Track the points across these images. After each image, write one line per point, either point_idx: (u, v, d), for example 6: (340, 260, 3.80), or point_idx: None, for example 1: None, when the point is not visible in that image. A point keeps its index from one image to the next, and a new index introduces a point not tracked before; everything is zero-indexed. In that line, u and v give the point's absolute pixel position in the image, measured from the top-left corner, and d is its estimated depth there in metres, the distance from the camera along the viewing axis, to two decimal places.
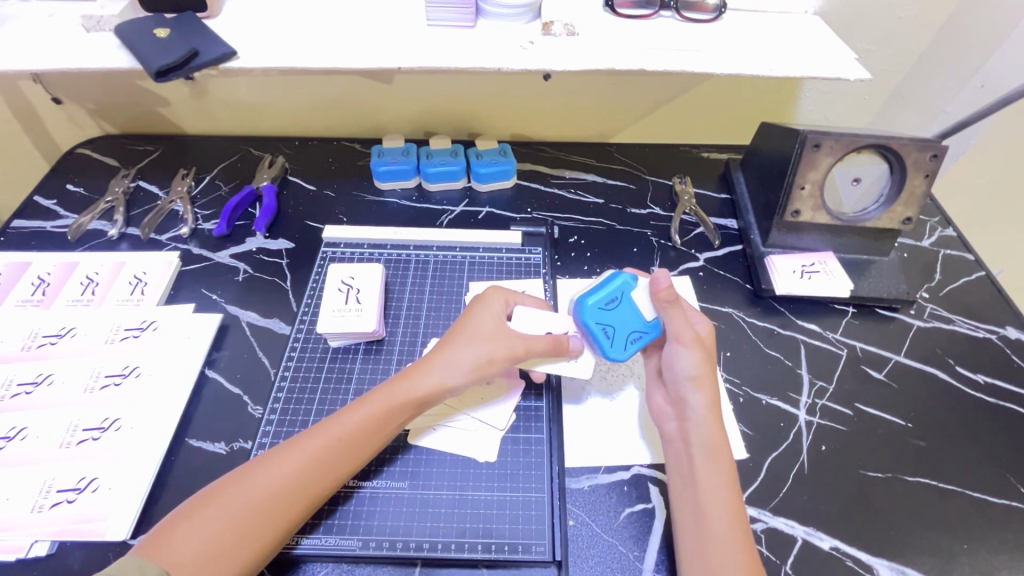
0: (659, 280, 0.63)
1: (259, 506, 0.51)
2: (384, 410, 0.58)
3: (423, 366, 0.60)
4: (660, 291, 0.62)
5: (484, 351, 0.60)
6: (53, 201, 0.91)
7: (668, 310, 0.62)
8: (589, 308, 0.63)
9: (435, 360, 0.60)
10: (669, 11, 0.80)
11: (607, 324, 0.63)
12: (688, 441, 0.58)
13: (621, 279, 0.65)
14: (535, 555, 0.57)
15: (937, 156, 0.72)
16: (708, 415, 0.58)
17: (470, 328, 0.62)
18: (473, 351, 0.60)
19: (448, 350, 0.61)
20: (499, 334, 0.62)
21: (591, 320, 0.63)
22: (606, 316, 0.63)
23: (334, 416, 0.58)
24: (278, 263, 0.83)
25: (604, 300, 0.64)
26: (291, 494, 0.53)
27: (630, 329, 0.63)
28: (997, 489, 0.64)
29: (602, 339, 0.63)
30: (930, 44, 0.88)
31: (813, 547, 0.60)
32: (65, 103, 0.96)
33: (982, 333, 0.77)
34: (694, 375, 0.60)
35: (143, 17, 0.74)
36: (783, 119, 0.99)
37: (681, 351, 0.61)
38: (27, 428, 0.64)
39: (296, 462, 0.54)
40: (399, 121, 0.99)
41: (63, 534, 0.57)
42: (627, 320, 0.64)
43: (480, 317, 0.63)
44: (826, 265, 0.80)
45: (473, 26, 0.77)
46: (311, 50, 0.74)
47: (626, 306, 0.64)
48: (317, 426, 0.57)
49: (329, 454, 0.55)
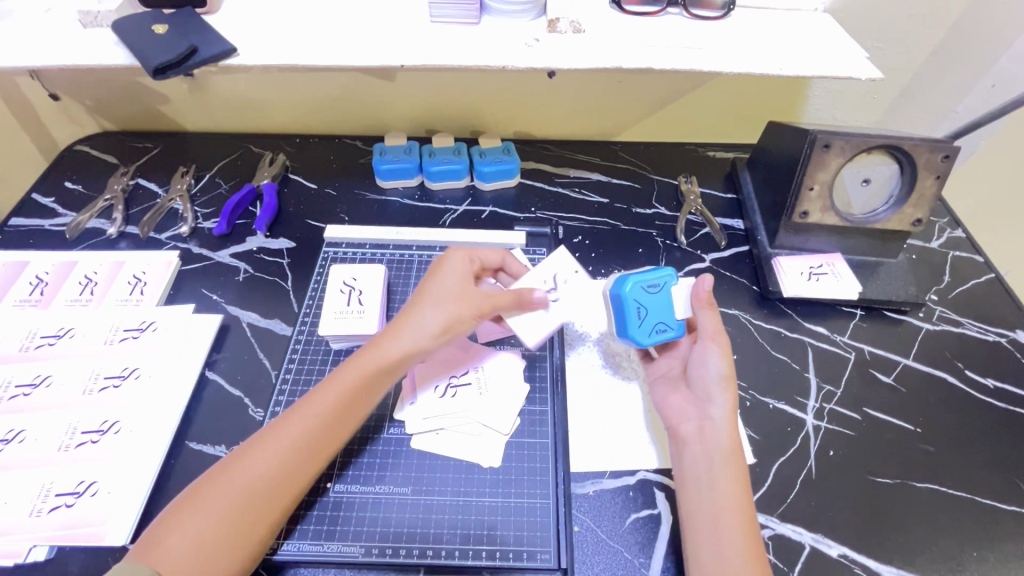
0: (703, 282, 0.63)
1: (255, 488, 0.51)
2: (356, 380, 0.58)
3: (390, 333, 0.61)
4: (700, 294, 0.63)
5: (449, 311, 0.62)
6: (51, 198, 0.90)
7: (704, 310, 0.63)
8: (630, 285, 0.63)
9: (398, 327, 0.62)
10: (676, 8, 0.78)
11: (642, 306, 0.64)
12: (704, 445, 0.57)
13: (667, 270, 0.65)
14: (540, 562, 0.57)
15: (949, 157, 0.71)
16: (730, 418, 0.58)
17: (430, 294, 0.63)
18: (435, 314, 0.62)
19: (410, 316, 0.62)
20: (461, 296, 0.63)
21: (629, 298, 0.63)
22: (644, 299, 0.64)
23: (316, 389, 0.58)
24: (279, 263, 0.82)
25: (646, 284, 0.64)
26: (283, 473, 0.53)
27: (659, 320, 0.64)
28: (1007, 496, 0.63)
29: (633, 319, 0.63)
30: (942, 43, 0.86)
31: (820, 554, 0.59)
32: (63, 99, 0.95)
33: (992, 337, 0.76)
34: (724, 377, 0.60)
35: (141, 13, 0.72)
36: (790, 117, 0.98)
37: (711, 351, 0.61)
38: (26, 430, 0.63)
39: (288, 439, 0.54)
40: (401, 119, 0.98)
41: (61, 539, 0.57)
42: (660, 311, 0.64)
43: (440, 284, 0.64)
44: (834, 267, 0.79)
45: (477, 23, 0.75)
46: (312, 47, 0.72)
47: (665, 297, 0.64)
48: (302, 402, 0.57)
49: (315, 430, 0.55)
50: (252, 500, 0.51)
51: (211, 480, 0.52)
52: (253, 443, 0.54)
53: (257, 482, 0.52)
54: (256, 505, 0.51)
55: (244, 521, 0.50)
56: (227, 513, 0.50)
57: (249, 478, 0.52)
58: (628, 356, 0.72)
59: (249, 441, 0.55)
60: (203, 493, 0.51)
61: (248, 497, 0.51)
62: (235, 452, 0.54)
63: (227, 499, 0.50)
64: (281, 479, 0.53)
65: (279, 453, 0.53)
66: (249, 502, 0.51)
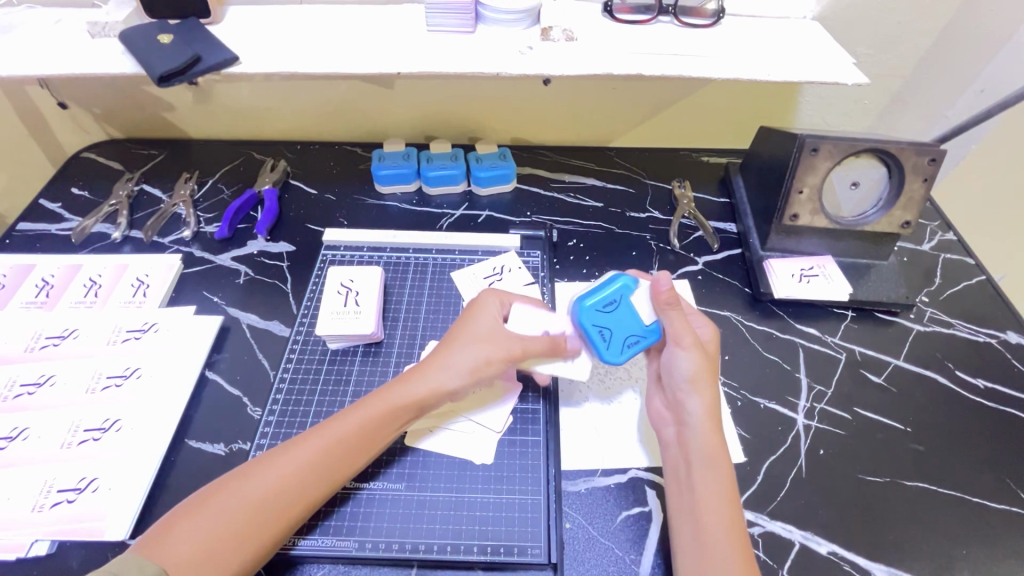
0: (660, 282, 0.61)
1: (263, 501, 0.52)
2: (381, 412, 0.58)
3: (421, 369, 0.61)
4: (661, 292, 0.61)
5: (483, 353, 0.61)
6: (58, 204, 0.92)
7: (667, 311, 0.61)
8: (587, 309, 0.62)
9: (432, 363, 0.61)
10: (667, 17, 0.81)
11: (604, 328, 0.63)
12: (687, 446, 0.58)
13: (620, 282, 0.64)
14: (531, 558, 0.57)
15: (935, 160, 0.72)
16: (705, 419, 0.58)
17: (466, 332, 0.63)
18: (471, 351, 0.61)
19: (446, 353, 0.61)
20: (494, 337, 0.62)
21: (588, 322, 0.62)
22: (603, 319, 0.63)
23: (343, 416, 0.58)
24: (279, 265, 0.84)
25: (603, 302, 0.63)
26: (296, 492, 0.54)
27: (626, 334, 0.63)
28: (995, 494, 0.64)
29: (599, 342, 0.62)
30: (929, 49, 0.88)
31: (810, 552, 0.59)
32: (70, 107, 0.98)
33: (982, 338, 0.77)
34: (692, 378, 0.60)
35: (147, 23, 0.75)
36: (782, 123, 0.99)
37: (677, 355, 0.61)
38: (29, 428, 0.65)
39: (305, 457, 0.55)
40: (399, 125, 1.00)
41: (62, 534, 0.58)
42: (624, 323, 0.63)
43: (475, 322, 0.63)
44: (824, 269, 0.80)
45: (472, 31, 0.77)
46: (313, 55, 0.75)
47: (625, 309, 0.63)
48: (322, 427, 0.57)
49: (334, 454, 0.56)
50: (259, 512, 0.52)
51: (221, 487, 0.53)
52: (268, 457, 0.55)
53: (270, 496, 0.52)
54: (263, 518, 0.52)
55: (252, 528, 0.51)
56: (236, 520, 0.51)
57: (259, 489, 0.52)
58: (620, 358, 0.73)
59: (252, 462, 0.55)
60: (212, 500, 0.52)
61: (257, 507, 0.52)
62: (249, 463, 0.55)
63: (234, 507, 0.51)
64: (288, 499, 0.53)
65: (287, 472, 0.54)
66: (257, 512, 0.52)
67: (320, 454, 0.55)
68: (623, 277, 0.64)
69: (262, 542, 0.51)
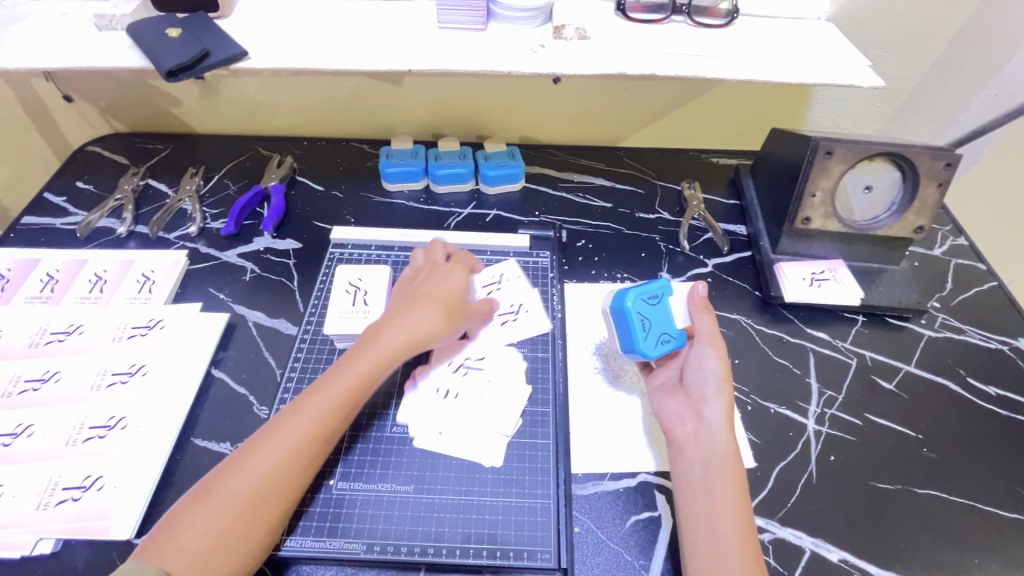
0: (698, 288, 0.66)
1: (262, 489, 0.52)
2: (362, 375, 0.59)
3: (390, 327, 0.63)
4: (697, 298, 0.65)
5: (439, 303, 0.65)
6: (63, 198, 0.91)
7: (701, 315, 0.65)
8: (633, 297, 0.65)
9: (399, 321, 0.63)
10: (681, 16, 0.80)
11: (645, 318, 0.65)
12: (701, 446, 0.57)
13: (663, 281, 0.67)
14: (540, 562, 0.57)
15: (951, 165, 0.71)
16: (726, 420, 0.58)
17: (425, 291, 0.66)
18: (430, 306, 0.64)
19: (410, 308, 0.64)
20: (455, 296, 0.67)
21: (632, 309, 0.65)
22: (646, 310, 0.65)
23: (321, 380, 0.59)
24: (286, 262, 0.83)
25: (645, 295, 0.66)
26: (289, 467, 0.54)
27: (662, 330, 0.65)
28: (1007, 503, 0.63)
29: (639, 331, 0.64)
30: (944, 52, 0.87)
31: (820, 559, 0.59)
32: (76, 100, 0.97)
33: (994, 345, 0.76)
34: (720, 378, 0.60)
35: (155, 17, 0.74)
36: (793, 124, 0.98)
37: (708, 353, 0.62)
38: (34, 425, 0.64)
39: (297, 431, 0.55)
40: (407, 122, 0.99)
41: (68, 532, 0.57)
42: (661, 320, 0.65)
43: (437, 284, 0.67)
44: (836, 273, 0.79)
45: (483, 29, 0.77)
46: (322, 51, 0.74)
47: (664, 307, 0.66)
48: (312, 396, 0.58)
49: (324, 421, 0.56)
50: (257, 503, 0.51)
51: (219, 475, 0.53)
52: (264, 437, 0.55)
53: (267, 479, 0.52)
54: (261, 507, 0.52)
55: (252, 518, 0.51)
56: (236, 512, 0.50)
57: (257, 477, 0.52)
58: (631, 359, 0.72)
59: (250, 443, 0.55)
60: (211, 496, 0.51)
61: (256, 498, 0.52)
62: (242, 449, 0.54)
63: (232, 496, 0.51)
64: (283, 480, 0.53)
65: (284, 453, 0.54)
66: (256, 502, 0.51)
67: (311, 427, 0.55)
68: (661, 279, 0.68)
69: (263, 531, 0.52)
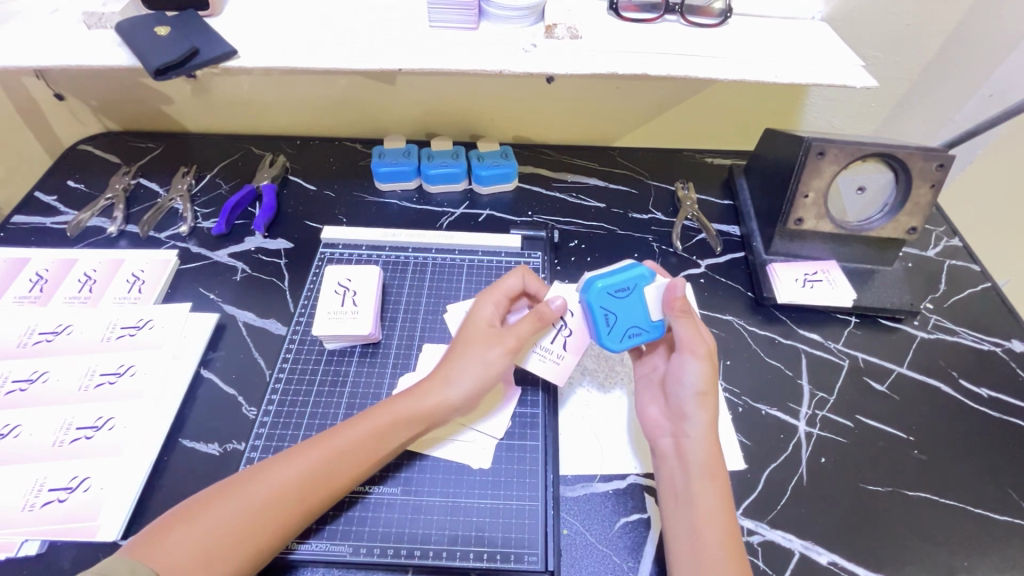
0: (675, 288, 0.60)
1: (267, 510, 0.51)
2: (386, 423, 0.58)
3: (428, 380, 0.60)
4: (675, 299, 0.60)
5: (483, 358, 0.60)
6: (54, 197, 0.91)
7: (679, 320, 0.60)
8: (598, 290, 0.61)
9: (437, 375, 0.60)
10: (674, 16, 0.79)
11: (610, 311, 0.62)
12: (685, 459, 0.57)
13: (638, 271, 0.62)
14: (528, 565, 0.57)
15: (944, 166, 0.71)
16: (706, 435, 0.57)
17: (465, 338, 0.62)
18: (472, 361, 0.60)
19: (449, 365, 0.60)
20: (492, 338, 0.61)
21: (597, 303, 0.61)
22: (612, 303, 0.61)
23: (343, 426, 0.58)
24: (276, 262, 0.83)
25: (615, 287, 0.61)
26: (295, 500, 0.53)
27: (631, 323, 0.62)
28: (998, 505, 0.63)
29: (602, 325, 0.62)
30: (938, 52, 0.87)
31: (810, 561, 0.59)
32: (67, 99, 0.97)
33: (987, 346, 0.76)
34: (700, 392, 0.58)
35: (144, 15, 0.73)
36: (788, 125, 0.98)
37: (688, 365, 0.59)
38: (21, 425, 0.64)
39: (310, 465, 0.54)
40: (400, 122, 0.98)
41: (53, 533, 0.57)
42: (631, 313, 0.62)
43: (472, 328, 0.62)
44: (828, 274, 0.79)
45: (475, 28, 0.76)
46: (312, 50, 0.73)
47: (636, 298, 0.62)
48: (329, 433, 0.57)
49: (341, 460, 0.55)
50: (257, 518, 0.51)
51: (224, 489, 0.53)
52: (272, 461, 0.55)
53: (271, 502, 0.52)
54: (258, 528, 0.51)
55: (252, 531, 0.50)
56: (235, 526, 0.50)
57: (261, 494, 0.52)
58: (621, 360, 0.72)
59: (258, 466, 0.55)
60: (213, 503, 0.51)
61: (255, 513, 0.51)
62: (251, 469, 0.54)
63: (230, 511, 0.51)
64: (286, 506, 0.52)
65: (292, 481, 0.53)
66: (256, 518, 0.51)
67: (324, 464, 0.55)
68: (641, 266, 0.63)
69: (259, 550, 0.51)
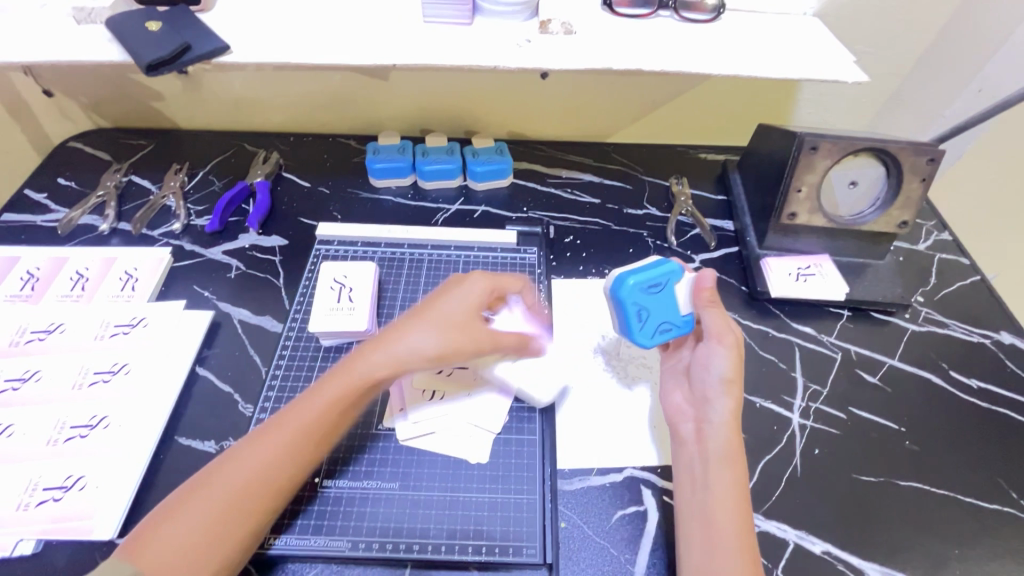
0: (704, 278, 0.64)
1: (245, 494, 0.51)
2: (339, 396, 0.56)
3: (381, 348, 0.58)
4: (703, 289, 0.63)
5: (445, 341, 0.57)
6: (44, 195, 0.90)
7: (708, 308, 0.62)
8: (631, 287, 0.62)
9: (389, 344, 0.58)
10: (667, 11, 0.79)
11: (644, 307, 0.63)
12: (704, 446, 0.57)
13: (669, 266, 0.64)
14: (526, 558, 0.57)
15: (934, 160, 0.72)
16: (730, 421, 0.57)
17: (432, 312, 0.59)
18: (432, 342, 0.57)
19: (404, 334, 0.58)
20: (458, 322, 0.59)
21: (630, 299, 0.62)
22: (646, 299, 0.63)
23: (301, 401, 0.56)
24: (271, 260, 0.83)
25: (649, 283, 0.63)
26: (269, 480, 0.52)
27: (663, 319, 0.64)
28: (988, 494, 0.64)
29: (635, 321, 0.63)
30: (929, 48, 0.87)
31: (804, 551, 0.59)
32: (56, 95, 0.95)
33: (977, 338, 0.77)
34: (726, 380, 0.59)
35: (135, 10, 0.73)
36: (780, 120, 0.99)
37: (716, 352, 0.60)
38: (14, 425, 0.63)
39: (278, 444, 0.54)
40: (395, 118, 0.98)
41: (48, 532, 0.57)
42: (664, 309, 0.64)
43: (446, 304, 0.60)
44: (821, 268, 0.80)
45: (469, 23, 0.76)
46: (306, 46, 0.73)
47: (668, 294, 0.64)
48: (289, 409, 0.56)
49: (302, 436, 0.54)
50: (237, 504, 0.51)
51: (199, 481, 0.52)
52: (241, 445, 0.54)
53: (246, 486, 0.51)
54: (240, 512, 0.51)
55: (233, 517, 0.50)
56: (217, 514, 0.50)
57: (237, 481, 0.52)
58: (618, 355, 0.73)
59: (229, 452, 0.54)
60: (190, 498, 0.51)
61: (233, 502, 0.51)
62: (224, 455, 0.54)
63: (212, 503, 0.50)
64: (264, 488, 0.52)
65: (263, 464, 0.53)
66: (234, 505, 0.51)
67: (288, 440, 0.54)
68: (671, 262, 0.64)
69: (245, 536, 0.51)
